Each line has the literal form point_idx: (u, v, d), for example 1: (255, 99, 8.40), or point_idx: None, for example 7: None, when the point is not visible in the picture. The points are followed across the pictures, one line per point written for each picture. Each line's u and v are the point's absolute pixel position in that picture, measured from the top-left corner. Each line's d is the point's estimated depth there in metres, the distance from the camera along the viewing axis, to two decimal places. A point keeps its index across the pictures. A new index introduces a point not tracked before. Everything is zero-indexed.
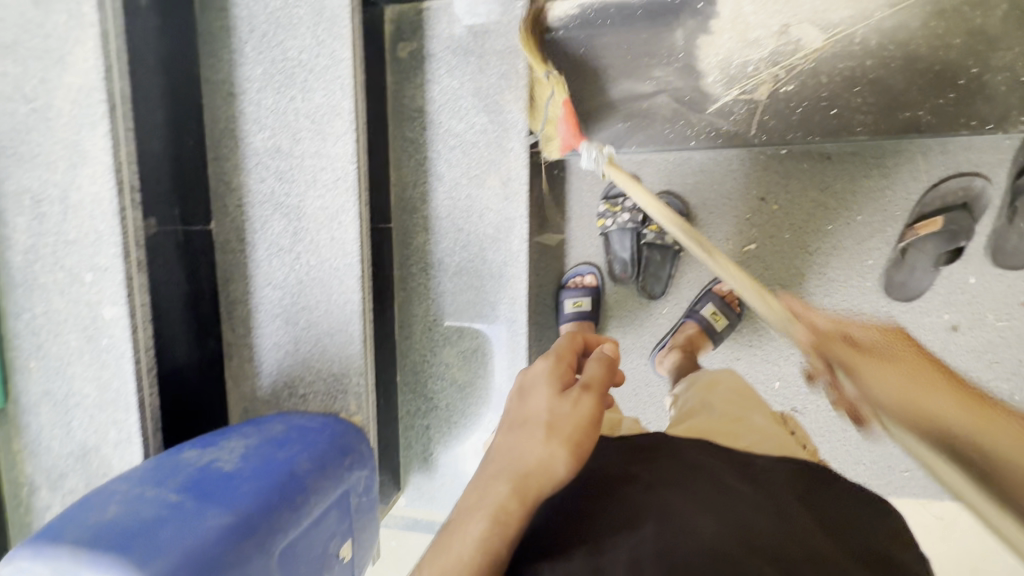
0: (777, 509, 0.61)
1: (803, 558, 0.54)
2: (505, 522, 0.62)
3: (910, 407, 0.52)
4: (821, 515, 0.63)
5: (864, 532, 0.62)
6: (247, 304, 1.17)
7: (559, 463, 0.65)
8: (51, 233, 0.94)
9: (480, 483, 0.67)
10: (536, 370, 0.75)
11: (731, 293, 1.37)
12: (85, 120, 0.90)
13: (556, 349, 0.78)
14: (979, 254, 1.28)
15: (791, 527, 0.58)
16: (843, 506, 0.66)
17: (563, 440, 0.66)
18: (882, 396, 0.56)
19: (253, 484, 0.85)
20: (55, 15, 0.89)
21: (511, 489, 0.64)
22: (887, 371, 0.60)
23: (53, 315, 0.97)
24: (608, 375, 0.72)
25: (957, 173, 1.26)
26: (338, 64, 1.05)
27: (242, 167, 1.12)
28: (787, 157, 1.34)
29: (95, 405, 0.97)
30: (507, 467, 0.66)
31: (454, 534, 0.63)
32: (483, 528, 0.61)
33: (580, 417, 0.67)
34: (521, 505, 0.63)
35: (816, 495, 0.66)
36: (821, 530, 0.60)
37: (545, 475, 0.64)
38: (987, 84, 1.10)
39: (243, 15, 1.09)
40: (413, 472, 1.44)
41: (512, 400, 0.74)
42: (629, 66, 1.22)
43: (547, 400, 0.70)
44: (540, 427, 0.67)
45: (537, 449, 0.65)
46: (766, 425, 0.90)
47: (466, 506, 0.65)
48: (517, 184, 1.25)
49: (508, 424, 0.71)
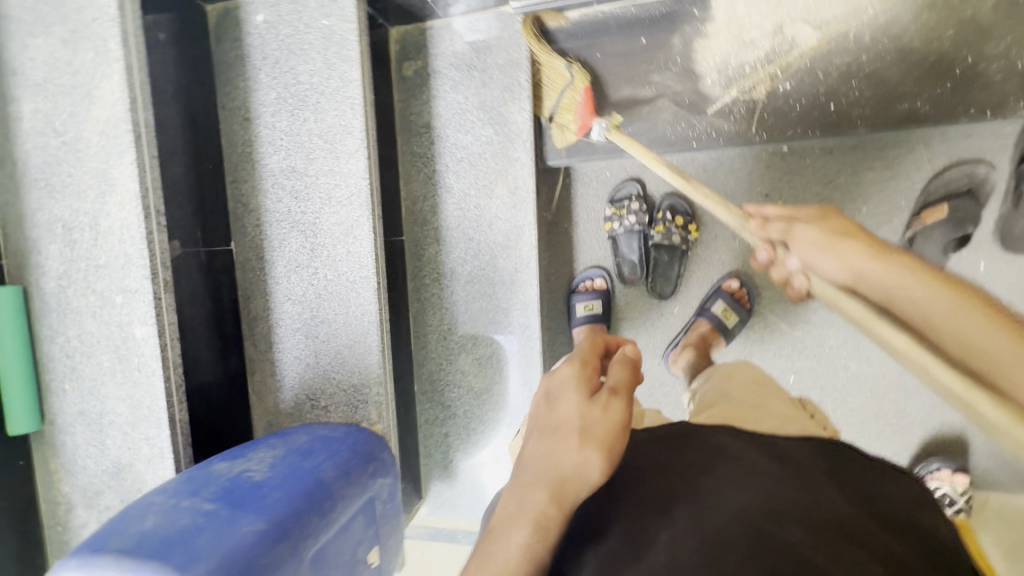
0: (803, 480, 0.62)
1: (833, 529, 0.55)
2: (545, 527, 0.62)
3: (837, 264, 0.78)
4: (848, 485, 0.63)
5: (890, 497, 0.63)
6: (268, 320, 1.20)
7: (595, 468, 0.65)
8: (82, 258, 0.98)
9: (516, 490, 0.66)
10: (561, 373, 0.74)
11: (740, 290, 1.38)
12: (113, 150, 0.95)
13: (578, 353, 0.78)
14: (987, 240, 1.29)
15: (816, 498, 0.59)
16: (872, 473, 0.67)
17: (597, 445, 0.65)
18: (818, 256, 0.82)
19: (283, 491, 0.88)
20: (82, 53, 0.95)
21: (549, 496, 0.64)
22: (817, 247, 0.82)
23: (86, 337, 1.01)
24: (634, 376, 0.74)
25: (960, 160, 1.27)
26: (349, 85, 1.09)
27: (259, 188, 1.17)
28: (789, 154, 1.36)
29: (128, 422, 1.01)
30: (545, 474, 0.65)
31: (496, 542, 0.63)
32: (526, 534, 0.62)
33: (613, 421, 0.67)
34: (560, 510, 0.63)
35: (843, 470, 0.66)
36: (850, 497, 0.61)
37: (581, 481, 0.64)
38: (985, 70, 1.10)
39: (257, 44, 1.14)
40: (434, 480, 1.46)
41: (540, 405, 0.73)
42: (628, 72, 1.26)
43: (578, 405, 0.69)
44: (574, 433, 0.67)
45: (572, 456, 0.65)
46: (786, 410, 0.90)
47: (506, 513, 0.65)
48: (524, 193, 1.29)
49: (538, 430, 0.70)
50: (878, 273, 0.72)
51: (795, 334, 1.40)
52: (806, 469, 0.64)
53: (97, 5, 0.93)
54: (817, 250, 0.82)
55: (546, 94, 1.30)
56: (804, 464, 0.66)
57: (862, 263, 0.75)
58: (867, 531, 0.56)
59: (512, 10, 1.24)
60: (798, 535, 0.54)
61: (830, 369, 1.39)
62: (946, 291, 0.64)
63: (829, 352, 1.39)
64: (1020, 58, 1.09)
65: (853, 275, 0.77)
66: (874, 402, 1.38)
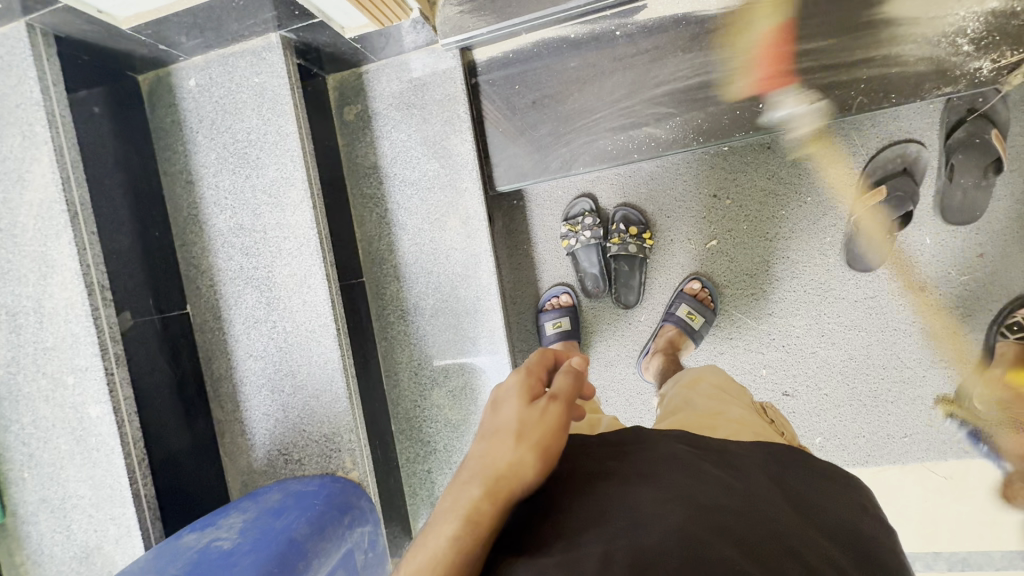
0: (746, 491, 0.64)
1: (767, 548, 0.57)
2: (476, 522, 0.62)
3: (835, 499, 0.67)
4: (791, 495, 0.65)
5: (827, 505, 0.66)
6: (232, 379, 1.19)
7: (529, 467, 0.66)
8: (29, 342, 0.97)
9: (454, 487, 0.67)
10: (506, 381, 0.75)
11: (702, 292, 1.40)
12: (49, 231, 0.95)
13: (526, 362, 0.77)
14: (929, 215, 1.32)
15: (755, 507, 0.62)
16: (814, 484, 0.68)
17: (531, 446, 0.67)
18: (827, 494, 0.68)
19: (253, 556, 0.87)
20: (10, 138, 0.95)
21: (483, 491, 0.64)
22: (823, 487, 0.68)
23: (41, 423, 0.99)
24: (578, 384, 0.73)
25: (892, 143, 1.31)
26: (287, 138, 1.11)
27: (209, 248, 1.17)
28: (730, 154, 1.39)
29: (92, 503, 0.99)
30: (480, 470, 0.66)
31: (427, 534, 0.63)
32: (455, 527, 0.62)
33: (549, 425, 0.68)
34: (492, 506, 0.64)
35: (788, 476, 0.68)
36: (790, 509, 0.63)
37: (516, 478, 0.65)
38: (899, 54, 1.15)
39: (191, 107, 1.15)
40: (422, 519, 1.44)
41: (484, 410, 0.74)
42: (564, 91, 1.29)
43: (517, 409, 0.70)
44: (510, 435, 0.67)
45: (506, 454, 0.66)
46: (745, 416, 0.91)
47: (441, 508, 0.65)
48: (477, 222, 1.30)
49: (479, 432, 0.71)
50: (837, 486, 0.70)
51: (761, 328, 1.42)
52: (750, 480, 0.66)
53: (20, 91, 0.93)
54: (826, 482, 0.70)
55: (744, 37, 1.20)
56: (748, 471, 0.68)
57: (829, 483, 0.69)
58: (801, 547, 0.58)
59: (442, 47, 1.26)
60: (731, 554, 0.55)
61: (800, 358, 1.41)
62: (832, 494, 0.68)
63: (796, 342, 1.41)
64: (930, 41, 1.13)
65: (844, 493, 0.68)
66: (846, 385, 1.40)
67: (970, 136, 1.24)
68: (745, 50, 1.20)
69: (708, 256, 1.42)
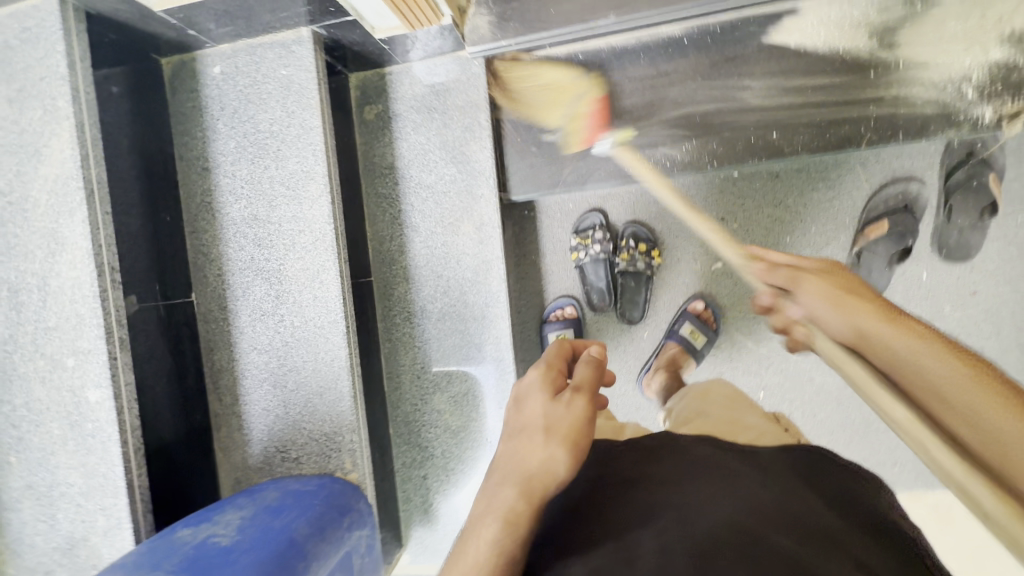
0: (782, 484, 0.66)
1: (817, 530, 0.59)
2: (514, 523, 0.64)
3: (843, 309, 0.78)
4: (821, 483, 0.69)
5: (856, 491, 0.69)
6: (233, 372, 1.16)
7: (560, 462, 0.67)
8: (30, 321, 0.94)
9: (488, 490, 0.69)
10: (527, 378, 0.77)
11: (705, 311, 1.42)
12: (63, 208, 0.92)
13: (546, 358, 0.80)
14: (927, 251, 1.37)
15: (793, 497, 0.64)
16: (837, 473, 0.72)
17: (561, 439, 0.68)
18: (824, 309, 0.81)
19: (253, 554, 0.84)
20: (29, 111, 0.93)
21: (517, 491, 0.66)
22: (908, 343, 0.71)
23: (35, 405, 0.95)
24: (598, 374, 0.75)
25: (894, 179, 1.36)
26: (310, 132, 1.10)
27: (220, 237, 1.15)
28: (740, 180, 1.43)
29: (82, 492, 0.95)
30: (512, 471, 0.68)
31: (467, 540, 0.65)
32: (495, 530, 0.63)
33: (577, 417, 0.70)
34: (528, 505, 0.65)
35: (817, 469, 0.72)
36: (824, 497, 0.66)
37: (548, 476, 0.67)
38: (908, 97, 1.20)
39: (214, 94, 1.14)
40: (414, 526, 1.42)
41: (510, 409, 0.76)
42: (583, 107, 1.30)
43: (544, 404, 0.72)
44: (539, 431, 0.69)
45: (538, 453, 0.68)
46: (758, 422, 0.95)
47: (477, 514, 0.67)
48: (491, 229, 1.30)
49: (507, 433, 0.73)
50: (885, 335, 0.73)
51: (761, 350, 1.44)
52: (783, 474, 0.69)
53: (45, 64, 0.92)
54: (823, 303, 0.81)
55: (560, 103, 1.31)
56: (779, 467, 0.71)
57: (869, 322, 0.75)
58: (845, 535, 0.60)
59: (468, 55, 1.28)
60: (782, 540, 0.57)
61: (797, 383, 1.43)
62: (949, 362, 0.67)
63: (794, 366, 1.43)
64: (934, 86, 1.19)
65: (854, 334, 0.76)
66: (840, 412, 1.43)
67: (969, 179, 1.29)
68: (565, 112, 1.31)
69: (712, 277, 1.45)
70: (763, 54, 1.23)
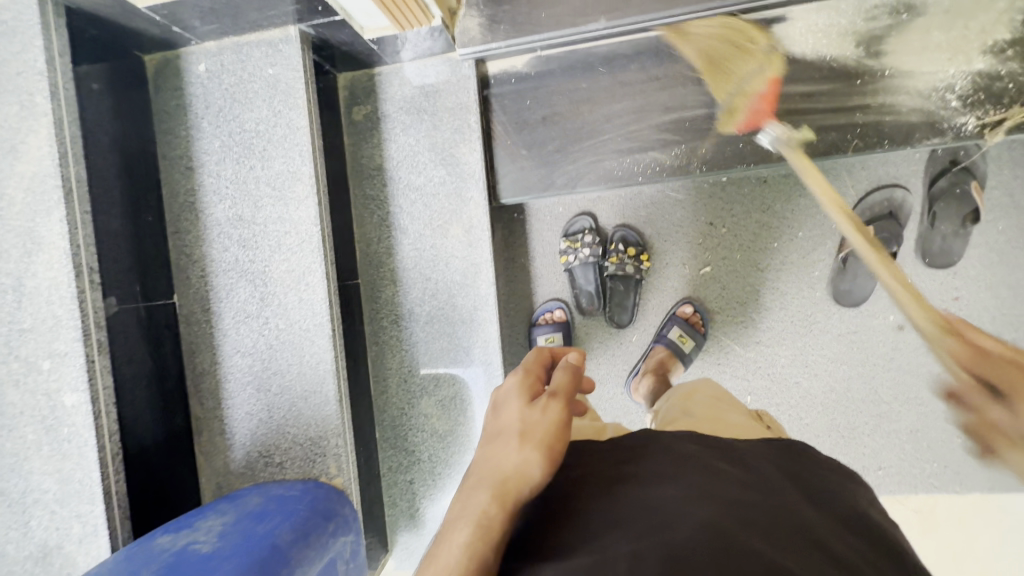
0: (762, 488, 0.65)
1: (795, 535, 0.59)
2: (488, 526, 0.64)
3: None
4: (801, 487, 0.69)
5: (835, 494, 0.69)
6: (216, 375, 1.14)
7: (534, 466, 0.69)
8: (5, 321, 0.92)
9: (464, 495, 0.69)
10: (507, 387, 0.80)
11: (693, 316, 1.43)
12: (39, 206, 0.90)
13: (524, 366, 0.83)
14: (911, 257, 1.39)
15: (772, 501, 0.64)
16: (818, 476, 0.72)
17: (536, 444, 0.70)
18: None
19: (235, 561, 0.82)
20: (5, 106, 0.90)
21: (491, 494, 0.66)
22: None
23: (8, 408, 0.93)
24: (574, 381, 0.78)
25: (879, 186, 1.38)
26: (296, 132, 1.09)
27: (203, 238, 1.13)
28: (729, 185, 1.43)
29: (57, 499, 0.93)
30: (487, 476, 0.69)
31: (441, 545, 0.64)
32: (468, 534, 0.63)
33: (550, 422, 0.72)
34: (501, 508, 0.65)
35: (798, 472, 0.71)
36: (804, 502, 0.66)
37: (522, 479, 0.68)
38: (893, 105, 1.21)
39: (199, 93, 1.12)
40: (399, 531, 1.40)
41: (488, 417, 0.78)
42: (573, 112, 1.31)
43: (520, 410, 0.74)
44: (515, 436, 0.71)
45: (513, 457, 0.69)
46: (743, 421, 0.95)
47: (451, 517, 0.67)
48: (480, 232, 1.30)
49: (485, 439, 0.75)
50: None
51: (748, 355, 1.45)
52: (764, 477, 0.68)
53: (22, 58, 0.90)
54: None
55: (735, 75, 1.25)
56: (761, 469, 0.70)
57: None
58: (824, 540, 0.59)
59: (458, 56, 1.27)
60: (762, 546, 0.56)
61: (783, 387, 1.44)
62: None
63: (781, 371, 1.44)
64: (918, 95, 1.20)
65: None
66: (826, 416, 1.44)
67: (951, 186, 1.32)
68: (734, 87, 1.25)
69: (701, 281, 1.46)
70: (753, 61, 1.24)
